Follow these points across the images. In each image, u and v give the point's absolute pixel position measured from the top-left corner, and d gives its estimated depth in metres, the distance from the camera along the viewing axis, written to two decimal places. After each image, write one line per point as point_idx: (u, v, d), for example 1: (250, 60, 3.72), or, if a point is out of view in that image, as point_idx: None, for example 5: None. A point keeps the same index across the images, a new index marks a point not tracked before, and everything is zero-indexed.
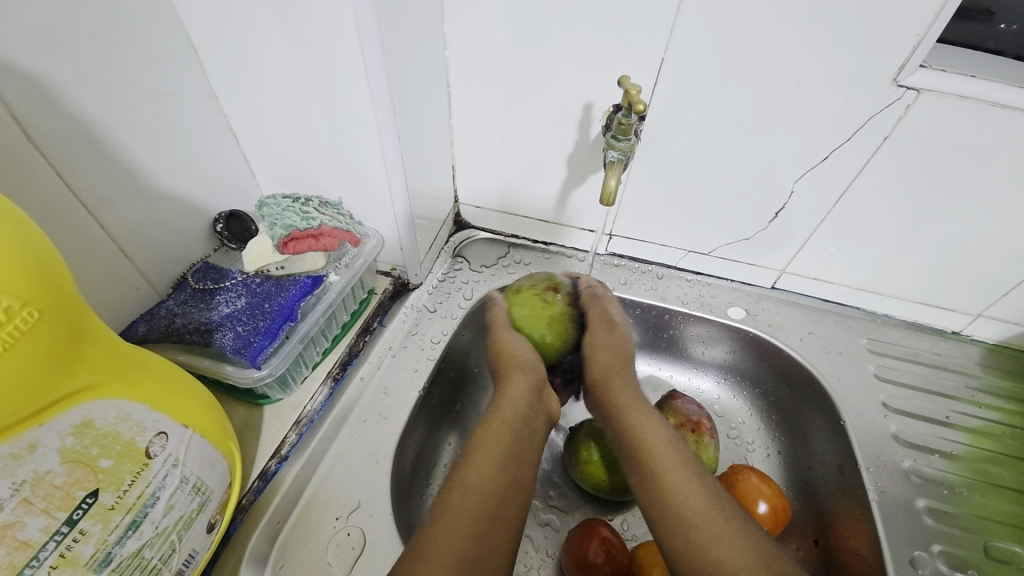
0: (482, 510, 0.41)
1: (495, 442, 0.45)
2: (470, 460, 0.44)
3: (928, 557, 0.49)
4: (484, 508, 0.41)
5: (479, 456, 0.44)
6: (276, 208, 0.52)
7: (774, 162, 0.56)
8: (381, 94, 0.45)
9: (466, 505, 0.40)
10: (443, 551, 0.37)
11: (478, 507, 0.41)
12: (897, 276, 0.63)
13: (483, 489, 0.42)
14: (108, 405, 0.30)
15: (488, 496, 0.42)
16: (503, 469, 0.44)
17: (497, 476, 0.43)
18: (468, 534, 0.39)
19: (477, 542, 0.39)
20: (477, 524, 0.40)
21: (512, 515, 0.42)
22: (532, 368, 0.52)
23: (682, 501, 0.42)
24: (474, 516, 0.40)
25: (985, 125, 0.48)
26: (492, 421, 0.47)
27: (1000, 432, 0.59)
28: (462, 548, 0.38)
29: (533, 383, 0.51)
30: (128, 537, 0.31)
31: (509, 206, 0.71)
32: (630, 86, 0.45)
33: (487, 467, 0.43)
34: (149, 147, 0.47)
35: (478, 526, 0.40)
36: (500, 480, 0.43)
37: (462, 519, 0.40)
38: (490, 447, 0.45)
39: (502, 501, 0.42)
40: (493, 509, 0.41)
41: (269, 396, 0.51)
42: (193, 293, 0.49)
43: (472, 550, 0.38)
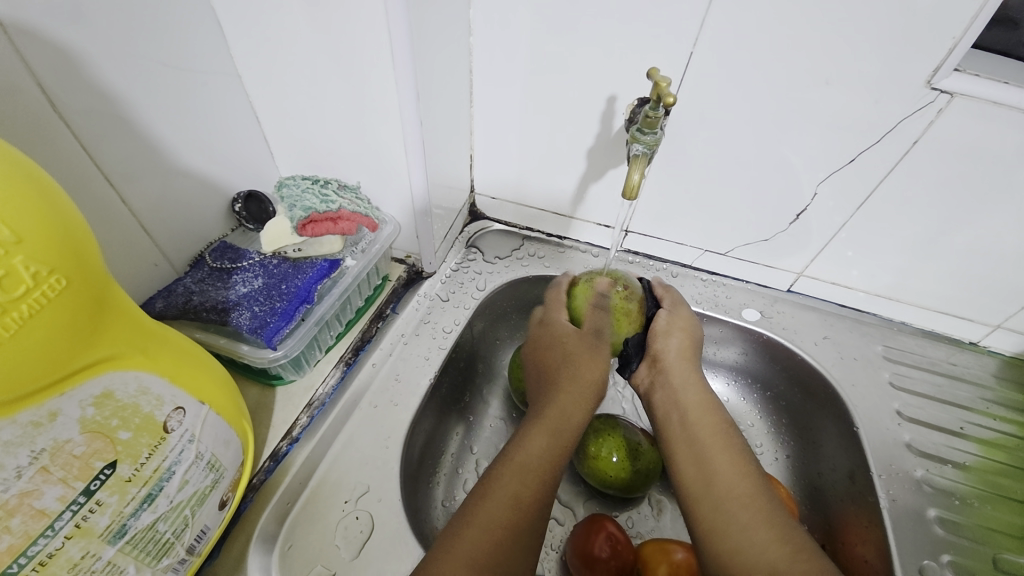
0: (513, 518, 0.41)
1: (538, 448, 0.45)
2: (501, 467, 0.44)
3: (937, 567, 0.49)
4: (519, 518, 0.41)
5: (515, 462, 0.44)
6: (295, 189, 0.52)
7: (796, 165, 0.56)
8: (404, 77, 0.44)
9: (498, 514, 0.40)
10: (464, 560, 0.38)
11: (508, 516, 0.40)
12: (916, 284, 0.62)
13: (517, 499, 0.42)
14: (128, 376, 0.30)
15: (520, 505, 0.41)
16: (540, 479, 0.43)
17: (532, 481, 0.43)
18: (497, 542, 0.39)
19: (506, 550, 0.39)
20: (507, 533, 0.40)
21: (541, 523, 0.42)
22: (587, 381, 0.49)
23: (728, 492, 0.43)
24: (509, 521, 0.40)
25: (1017, 133, 0.46)
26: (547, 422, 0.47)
27: (1014, 445, 0.58)
28: (490, 555, 0.38)
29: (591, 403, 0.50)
30: (144, 510, 0.31)
31: (525, 198, 0.70)
32: (658, 79, 0.44)
33: (523, 475, 0.43)
34: (171, 124, 0.46)
35: (510, 536, 0.40)
36: (535, 487, 0.43)
37: (490, 527, 0.40)
38: (535, 451, 0.44)
39: (537, 512, 0.42)
40: (525, 516, 0.41)
41: (281, 377, 0.51)
42: (211, 271, 0.48)
43: (501, 560, 0.38)
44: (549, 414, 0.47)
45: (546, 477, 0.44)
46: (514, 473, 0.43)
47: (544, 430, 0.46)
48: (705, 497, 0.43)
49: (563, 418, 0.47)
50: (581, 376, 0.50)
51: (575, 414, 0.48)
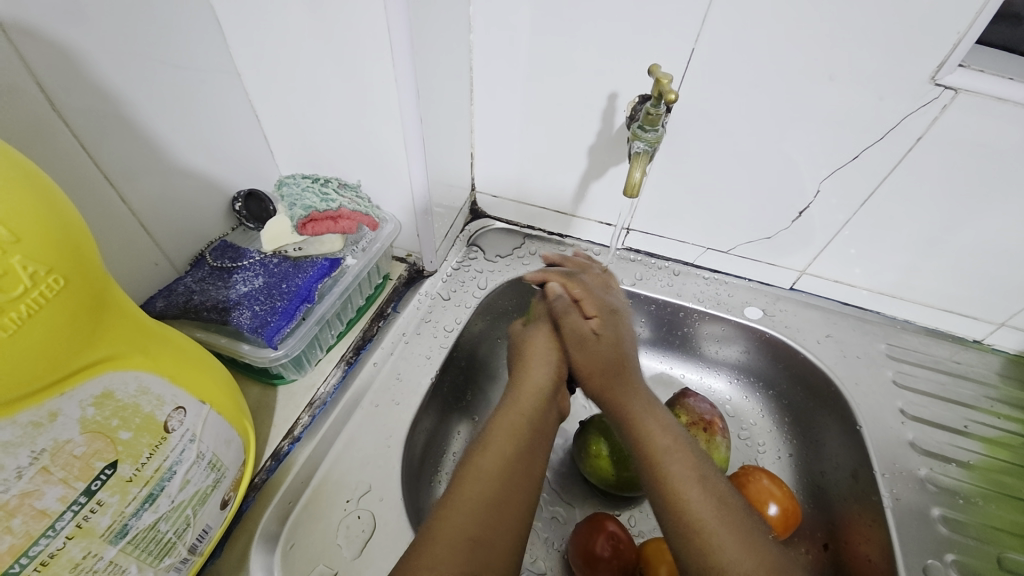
0: (490, 495, 0.41)
1: (496, 456, 0.43)
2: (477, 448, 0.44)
3: (941, 566, 0.48)
4: (489, 521, 0.39)
5: (489, 445, 0.44)
6: (296, 188, 0.51)
7: (799, 162, 0.55)
8: (405, 75, 0.44)
9: (474, 490, 0.41)
10: (449, 537, 0.37)
11: (483, 492, 0.41)
12: (920, 282, 0.61)
13: (490, 475, 0.42)
14: (128, 376, 0.30)
15: (496, 480, 0.42)
16: (512, 459, 0.43)
17: (506, 462, 0.43)
18: (474, 515, 0.39)
19: (487, 524, 0.39)
20: (484, 506, 0.40)
21: (522, 500, 0.42)
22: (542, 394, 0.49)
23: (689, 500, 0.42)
24: (487, 497, 0.40)
25: (1022, 129, 0.46)
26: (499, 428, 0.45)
27: (1018, 443, 0.57)
28: (468, 529, 0.38)
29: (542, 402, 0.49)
30: (145, 510, 0.31)
31: (526, 196, 0.70)
32: (659, 75, 0.44)
33: (495, 456, 0.43)
34: (171, 123, 0.46)
35: (488, 511, 0.40)
36: (510, 467, 0.43)
37: (468, 502, 0.40)
38: (502, 434, 0.45)
39: (504, 514, 0.40)
40: (501, 493, 0.41)
41: (283, 376, 0.51)
42: (211, 271, 0.48)
43: (479, 532, 0.38)
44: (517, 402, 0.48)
45: (520, 458, 0.44)
46: (487, 455, 0.43)
47: (511, 415, 0.47)
48: (666, 510, 0.43)
49: (526, 410, 0.48)
50: (544, 365, 0.52)
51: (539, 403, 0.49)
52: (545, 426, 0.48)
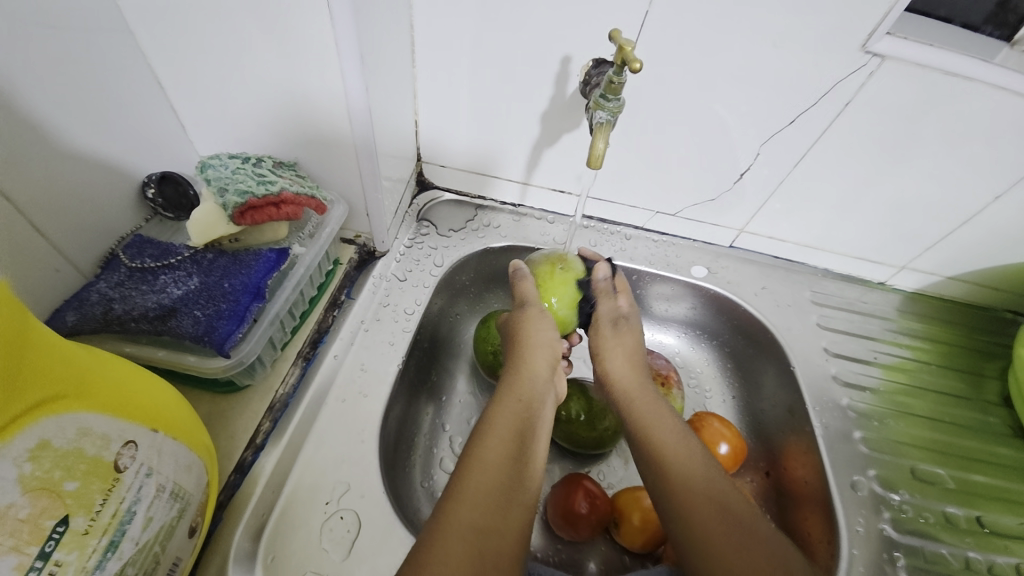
0: (496, 485, 0.39)
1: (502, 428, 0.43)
2: (479, 437, 0.42)
3: (866, 480, 0.57)
4: (501, 493, 0.39)
5: (489, 432, 0.43)
6: (223, 171, 0.43)
7: (740, 129, 0.58)
8: (347, 36, 0.39)
9: (478, 478, 0.39)
10: (455, 531, 0.36)
11: (492, 481, 0.39)
12: (839, 234, 0.68)
13: (496, 463, 0.40)
14: (65, 420, 0.26)
15: (499, 467, 0.40)
16: (514, 443, 0.42)
17: (508, 445, 0.42)
18: (481, 507, 0.38)
19: (491, 511, 0.38)
20: (490, 497, 0.38)
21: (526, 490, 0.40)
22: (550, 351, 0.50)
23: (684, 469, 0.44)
24: (495, 482, 0.39)
25: (929, 93, 0.51)
26: (508, 395, 0.46)
27: (916, 367, 0.68)
28: (476, 522, 0.37)
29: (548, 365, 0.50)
30: (109, 559, 0.27)
31: (476, 166, 0.67)
32: (623, 41, 0.42)
33: (498, 442, 0.42)
34: (53, 95, 0.37)
35: (492, 498, 0.38)
36: (512, 452, 0.42)
37: (474, 492, 0.38)
38: (503, 420, 0.44)
39: (514, 479, 0.40)
40: (507, 481, 0.40)
41: (235, 383, 0.46)
42: (130, 273, 0.41)
43: (486, 522, 0.37)
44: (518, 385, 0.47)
45: (523, 441, 0.43)
46: (490, 441, 0.42)
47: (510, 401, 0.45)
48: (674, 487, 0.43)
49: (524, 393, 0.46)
50: (542, 337, 0.51)
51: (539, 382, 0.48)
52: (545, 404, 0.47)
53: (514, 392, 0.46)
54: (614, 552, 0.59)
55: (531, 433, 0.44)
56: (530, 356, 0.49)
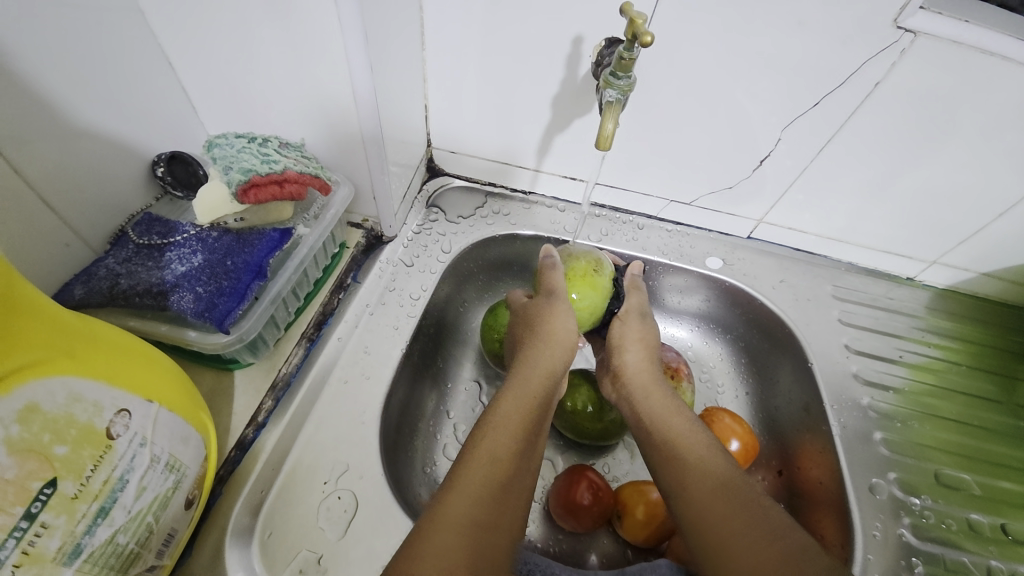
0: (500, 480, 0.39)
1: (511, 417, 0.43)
2: (486, 430, 0.42)
3: (884, 483, 0.54)
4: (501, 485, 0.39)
5: (495, 425, 0.42)
6: (229, 150, 0.43)
7: (759, 113, 0.55)
8: (350, 13, 0.38)
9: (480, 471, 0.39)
10: (452, 522, 0.35)
11: (495, 476, 0.39)
12: (865, 226, 0.65)
13: (501, 458, 0.40)
14: (53, 385, 0.26)
15: (506, 464, 0.40)
16: (520, 436, 0.42)
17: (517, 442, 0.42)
18: (483, 501, 0.37)
19: (491, 506, 0.38)
20: (490, 491, 0.38)
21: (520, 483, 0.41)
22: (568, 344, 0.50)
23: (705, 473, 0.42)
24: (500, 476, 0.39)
25: (966, 74, 0.48)
26: (518, 385, 0.46)
27: (945, 368, 0.64)
28: (476, 517, 0.37)
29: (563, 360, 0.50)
30: (99, 525, 0.28)
31: (486, 151, 0.66)
32: (634, 15, 0.40)
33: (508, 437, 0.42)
34: (66, 72, 0.38)
35: (494, 492, 0.38)
36: (520, 449, 0.42)
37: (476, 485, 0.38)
38: (510, 413, 0.43)
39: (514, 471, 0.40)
40: (509, 476, 0.40)
41: (238, 361, 0.47)
42: (137, 250, 0.42)
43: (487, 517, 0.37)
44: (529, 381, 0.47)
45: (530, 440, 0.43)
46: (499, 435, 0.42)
47: (522, 397, 0.45)
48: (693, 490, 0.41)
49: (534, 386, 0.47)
50: (558, 332, 0.50)
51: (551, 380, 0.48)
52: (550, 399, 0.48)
53: (524, 385, 0.46)
54: (616, 546, 0.58)
55: (536, 432, 0.44)
56: (546, 352, 0.49)
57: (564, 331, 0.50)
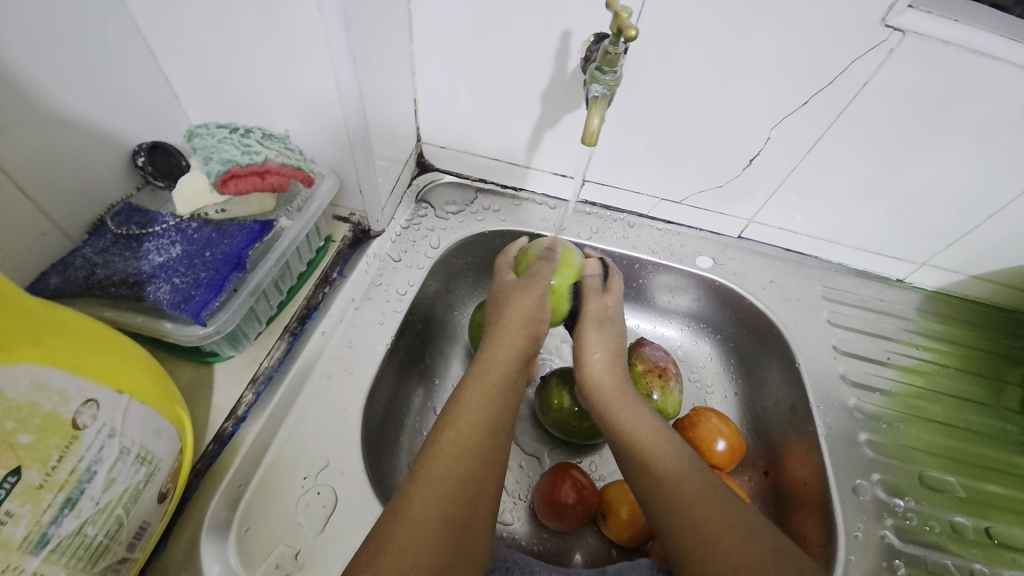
0: (468, 474, 0.38)
1: (478, 408, 0.42)
2: (449, 422, 0.41)
3: (868, 484, 0.54)
4: (468, 477, 0.38)
5: (459, 416, 0.42)
6: (210, 139, 0.43)
7: (749, 112, 0.55)
8: (331, 2, 0.38)
9: (448, 465, 0.38)
10: (421, 519, 0.35)
11: (461, 471, 0.38)
12: (855, 226, 0.65)
13: (464, 453, 0.39)
14: (18, 371, 0.26)
15: (471, 455, 0.39)
16: (487, 428, 0.42)
17: (480, 431, 0.41)
18: (452, 498, 0.37)
19: (461, 501, 0.37)
20: (460, 486, 0.38)
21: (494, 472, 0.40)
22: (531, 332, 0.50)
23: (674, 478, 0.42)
24: (468, 469, 0.39)
25: (955, 75, 0.48)
26: (482, 376, 0.45)
27: (933, 370, 0.64)
28: (446, 513, 0.36)
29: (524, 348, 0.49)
30: (65, 516, 0.28)
31: (476, 147, 0.65)
32: (619, 8, 0.40)
33: (470, 426, 0.41)
34: (44, 58, 0.38)
35: (462, 488, 0.38)
36: (484, 438, 0.41)
37: (443, 479, 0.37)
38: (476, 403, 0.43)
39: (483, 463, 0.40)
40: (478, 469, 0.39)
41: (218, 353, 0.46)
42: (115, 239, 0.42)
43: (456, 513, 0.36)
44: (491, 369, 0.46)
45: (495, 428, 0.42)
46: (461, 426, 0.41)
47: (484, 385, 0.44)
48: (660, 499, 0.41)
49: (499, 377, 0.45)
50: (518, 326, 0.49)
51: (514, 366, 0.47)
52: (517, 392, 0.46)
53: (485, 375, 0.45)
54: (601, 545, 0.57)
55: (503, 419, 0.43)
56: (505, 339, 0.49)
57: (528, 319, 0.50)
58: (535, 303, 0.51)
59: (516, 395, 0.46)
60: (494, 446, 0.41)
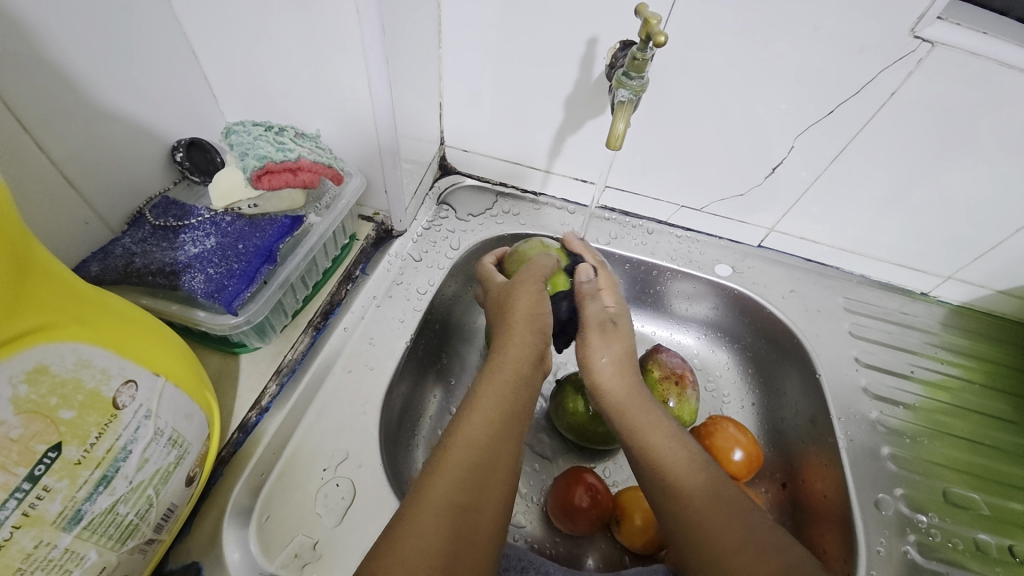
0: (479, 463, 0.39)
1: (493, 400, 0.43)
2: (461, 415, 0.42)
3: (891, 499, 0.53)
4: (475, 463, 0.39)
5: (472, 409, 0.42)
6: (247, 136, 0.44)
7: (773, 122, 0.55)
8: (368, 8, 0.39)
9: (461, 456, 0.39)
10: (431, 507, 0.35)
11: (467, 461, 0.39)
12: (878, 238, 0.64)
13: (473, 441, 0.40)
14: (63, 349, 0.27)
15: (483, 446, 0.40)
16: (499, 422, 0.42)
17: (492, 422, 0.41)
18: (463, 489, 0.37)
19: (472, 491, 0.37)
20: (468, 474, 0.38)
21: (505, 463, 0.40)
22: (540, 326, 0.49)
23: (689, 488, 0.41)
24: (479, 458, 0.39)
25: (985, 88, 0.47)
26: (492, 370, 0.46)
27: (957, 385, 0.63)
28: (458, 504, 0.36)
29: (539, 346, 0.49)
30: (100, 493, 0.28)
31: (499, 151, 0.66)
32: (648, 15, 0.41)
33: (482, 420, 0.41)
34: (93, 57, 0.40)
35: (473, 477, 0.38)
36: (495, 429, 0.41)
37: (454, 469, 0.38)
38: (488, 398, 0.43)
39: (493, 451, 0.40)
40: (488, 459, 0.39)
41: (245, 344, 0.48)
42: (153, 230, 0.43)
43: (467, 502, 0.37)
44: (504, 365, 0.46)
45: (508, 424, 0.42)
46: (474, 419, 0.41)
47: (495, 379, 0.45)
48: (681, 511, 0.41)
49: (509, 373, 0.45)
50: (525, 329, 0.48)
51: (526, 363, 0.47)
52: (531, 387, 0.47)
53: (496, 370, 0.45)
54: (614, 550, 0.57)
55: (516, 414, 0.44)
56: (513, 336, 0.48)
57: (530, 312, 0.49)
58: (534, 299, 0.50)
59: (529, 392, 0.46)
60: (505, 433, 0.42)
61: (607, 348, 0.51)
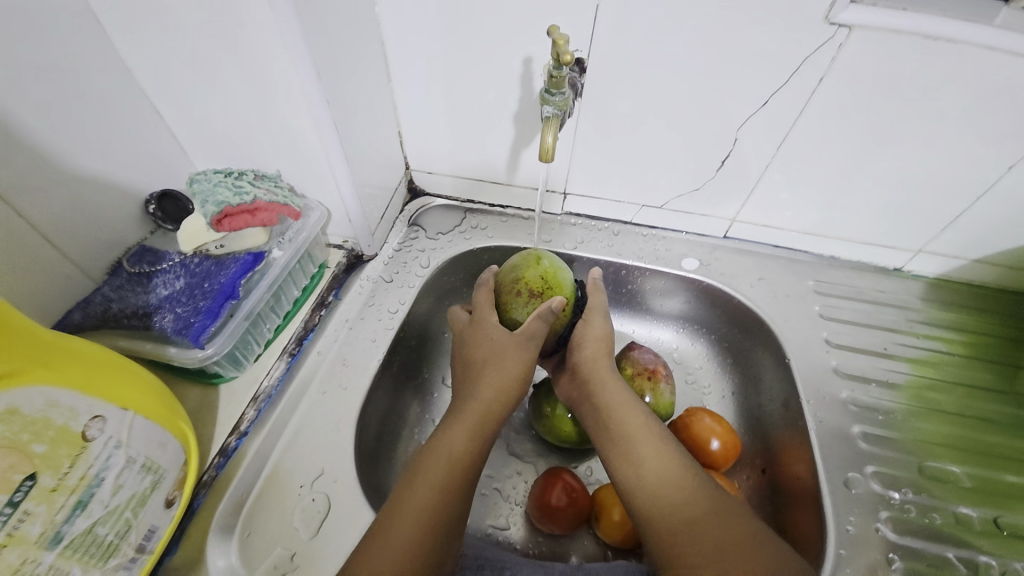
0: (443, 498, 0.42)
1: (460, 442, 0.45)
2: (428, 456, 0.45)
3: (862, 478, 0.53)
4: (440, 507, 0.42)
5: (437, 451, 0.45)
6: (207, 184, 0.50)
7: (711, 116, 0.57)
8: (302, 59, 0.43)
9: (424, 499, 0.42)
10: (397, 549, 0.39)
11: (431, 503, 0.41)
12: (841, 218, 0.64)
13: (438, 487, 0.43)
14: (33, 392, 0.31)
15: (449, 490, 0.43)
16: (466, 464, 0.45)
17: (458, 465, 0.44)
18: (427, 526, 0.40)
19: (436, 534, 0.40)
20: (433, 516, 0.41)
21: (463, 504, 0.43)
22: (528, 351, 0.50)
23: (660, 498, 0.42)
24: (445, 493, 0.42)
25: (910, 63, 0.48)
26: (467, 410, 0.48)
27: (938, 359, 0.62)
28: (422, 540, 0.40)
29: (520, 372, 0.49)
30: (77, 516, 0.32)
31: (461, 170, 0.69)
32: (557, 39, 0.42)
33: (447, 463, 0.44)
34: (63, 128, 0.44)
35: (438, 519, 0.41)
36: (460, 471, 0.44)
37: (418, 511, 0.41)
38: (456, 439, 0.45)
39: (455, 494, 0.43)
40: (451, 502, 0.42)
41: (222, 374, 0.51)
42: (129, 277, 0.48)
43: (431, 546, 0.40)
44: (471, 396, 0.48)
45: (472, 463, 0.45)
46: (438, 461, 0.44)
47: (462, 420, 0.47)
48: (651, 518, 0.42)
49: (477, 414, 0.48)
50: (505, 362, 0.49)
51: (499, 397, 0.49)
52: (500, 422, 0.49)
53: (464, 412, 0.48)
54: (597, 548, 0.58)
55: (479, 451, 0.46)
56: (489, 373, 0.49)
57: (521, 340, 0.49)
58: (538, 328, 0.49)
59: (497, 425, 0.49)
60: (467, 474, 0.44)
61: (601, 336, 0.53)
